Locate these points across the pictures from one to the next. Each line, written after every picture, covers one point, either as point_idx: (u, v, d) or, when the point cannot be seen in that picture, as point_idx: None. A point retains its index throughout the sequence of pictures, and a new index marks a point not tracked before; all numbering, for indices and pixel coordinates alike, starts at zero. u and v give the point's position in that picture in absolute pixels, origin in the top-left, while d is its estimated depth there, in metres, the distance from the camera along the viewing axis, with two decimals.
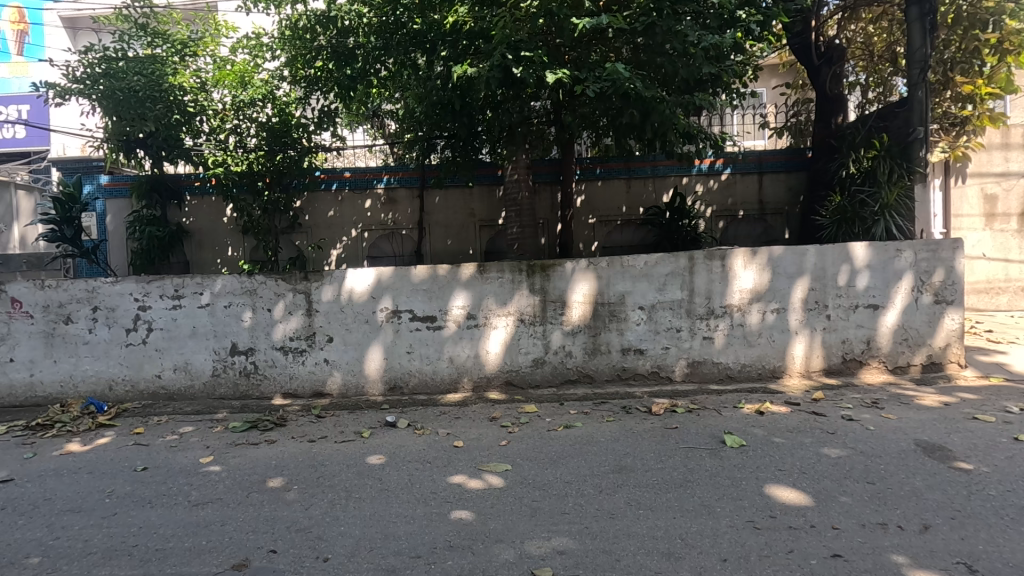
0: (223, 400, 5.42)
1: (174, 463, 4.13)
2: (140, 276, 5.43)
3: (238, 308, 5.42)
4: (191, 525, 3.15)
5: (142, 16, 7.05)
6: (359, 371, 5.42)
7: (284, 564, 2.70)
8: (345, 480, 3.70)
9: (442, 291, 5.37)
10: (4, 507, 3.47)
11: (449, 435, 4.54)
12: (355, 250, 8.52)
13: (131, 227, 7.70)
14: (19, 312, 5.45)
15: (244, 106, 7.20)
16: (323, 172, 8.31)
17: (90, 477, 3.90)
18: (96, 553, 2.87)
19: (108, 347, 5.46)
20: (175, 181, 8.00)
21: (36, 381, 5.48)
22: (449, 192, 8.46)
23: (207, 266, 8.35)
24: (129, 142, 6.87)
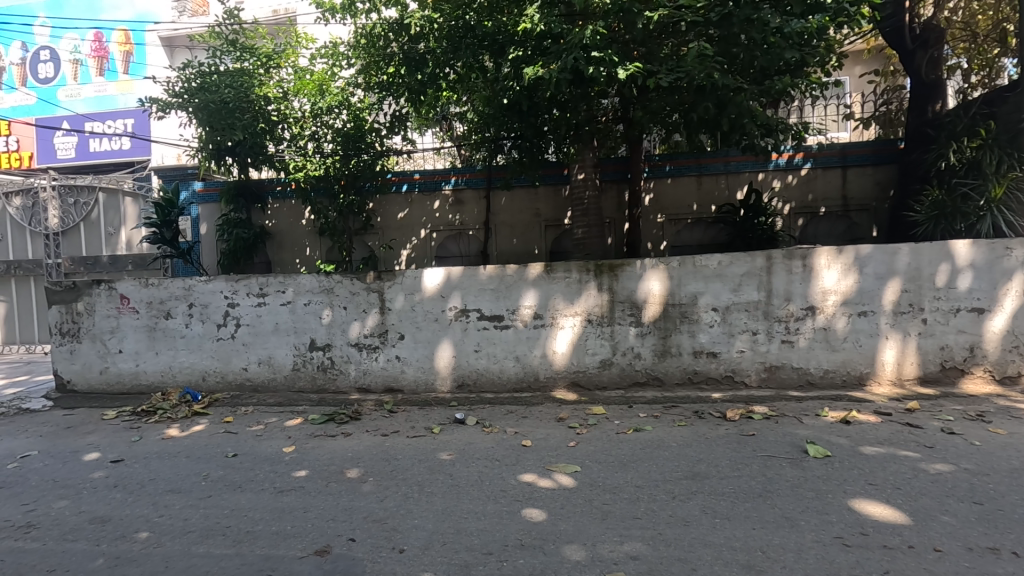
0: (303, 392, 5.72)
1: (260, 451, 4.40)
2: (230, 275, 5.82)
3: (316, 306, 5.69)
4: (276, 510, 3.33)
5: (232, 32, 7.53)
6: (429, 368, 5.56)
7: (362, 552, 2.81)
8: (417, 474, 3.80)
9: (510, 291, 5.40)
10: (116, 485, 3.82)
11: (517, 433, 4.56)
12: (424, 251, 8.74)
13: (220, 229, 8.27)
14: (127, 308, 5.98)
15: (322, 113, 7.58)
16: (394, 175, 8.55)
17: (188, 461, 4.22)
18: (194, 532, 3.10)
19: (201, 341, 5.89)
20: (259, 186, 8.51)
21: (140, 371, 5.99)
22: (514, 193, 8.52)
23: (287, 265, 8.83)
24: (219, 151, 7.35)
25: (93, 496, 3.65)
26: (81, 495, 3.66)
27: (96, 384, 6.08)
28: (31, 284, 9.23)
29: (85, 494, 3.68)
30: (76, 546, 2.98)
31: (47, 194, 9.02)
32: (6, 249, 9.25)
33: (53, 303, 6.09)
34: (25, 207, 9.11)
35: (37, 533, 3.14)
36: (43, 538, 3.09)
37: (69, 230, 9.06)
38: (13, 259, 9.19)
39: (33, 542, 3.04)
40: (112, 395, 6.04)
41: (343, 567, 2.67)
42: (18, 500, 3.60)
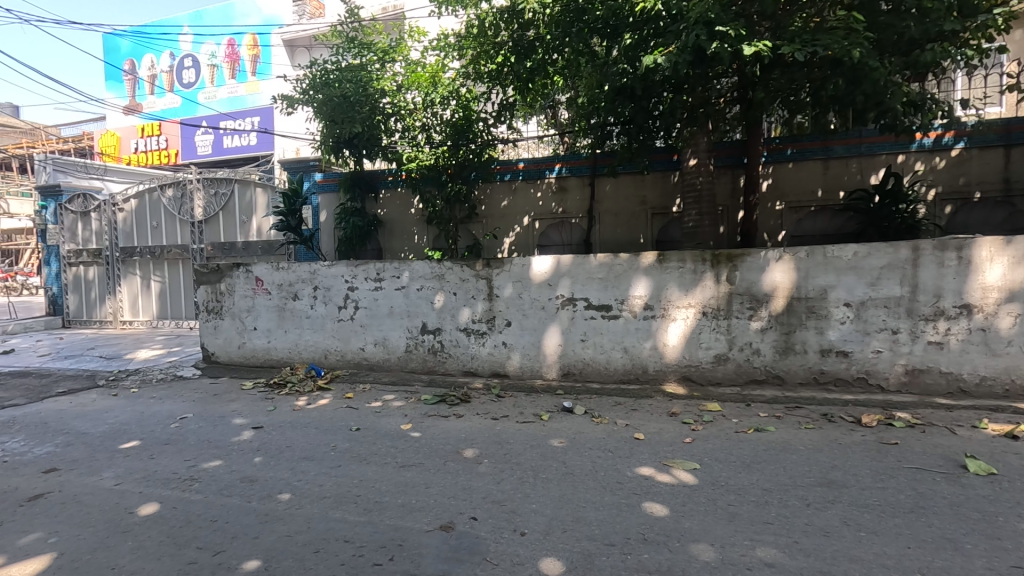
0: (415, 373, 5.98)
1: (381, 427, 4.65)
2: (350, 261, 6.19)
3: (428, 291, 5.91)
4: (400, 484, 3.50)
5: (352, 30, 7.94)
6: (536, 355, 5.58)
7: (485, 531, 2.88)
8: (530, 459, 3.84)
9: (619, 280, 5.30)
10: (258, 449, 4.20)
11: (627, 426, 4.47)
12: (526, 239, 8.78)
13: (338, 217, 8.83)
14: (261, 289, 6.56)
15: (433, 104, 7.85)
16: (499, 165, 8.64)
17: (318, 432, 4.56)
18: (329, 498, 3.33)
19: (324, 321, 6.33)
20: (373, 176, 8.99)
21: (272, 347, 6.56)
22: (620, 180, 8.33)
23: (396, 252, 9.25)
24: (339, 144, 7.80)
25: (241, 457, 4.05)
26: (231, 455, 4.07)
27: (235, 357, 6.74)
28: (179, 266, 10.38)
29: (234, 455, 4.09)
30: (232, 501, 3.32)
31: (193, 185, 10.08)
32: (160, 234, 10.47)
33: (201, 283, 6.80)
34: (175, 197, 10.25)
35: (198, 487, 3.54)
36: (204, 491, 3.47)
37: (210, 219, 10.07)
38: (165, 244, 10.39)
39: (196, 494, 3.42)
40: (248, 367, 6.67)
41: (468, 544, 2.75)
42: (182, 456, 4.07)
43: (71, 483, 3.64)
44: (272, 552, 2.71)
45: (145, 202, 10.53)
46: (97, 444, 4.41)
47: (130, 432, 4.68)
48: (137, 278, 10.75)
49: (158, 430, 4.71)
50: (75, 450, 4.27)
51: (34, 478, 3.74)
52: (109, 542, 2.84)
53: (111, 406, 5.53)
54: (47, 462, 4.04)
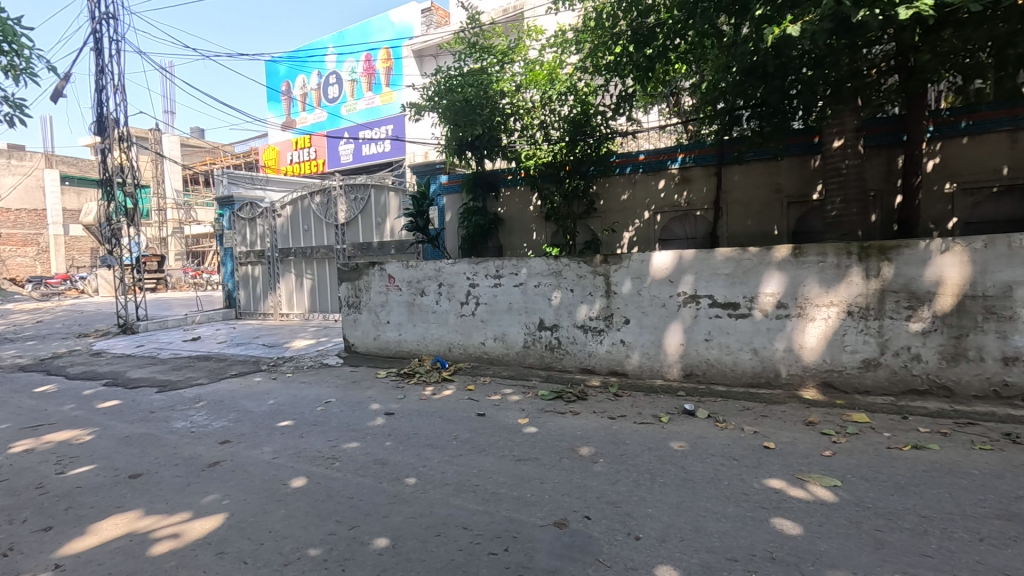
0: (532, 368, 6.08)
1: (500, 420, 4.80)
2: (472, 259, 6.45)
3: (545, 287, 5.97)
4: (517, 477, 3.59)
5: (473, 36, 8.24)
6: (656, 354, 5.40)
7: (599, 531, 2.85)
8: (648, 462, 3.72)
9: (748, 276, 4.93)
10: (390, 434, 4.56)
11: (756, 433, 4.16)
12: (647, 233, 8.50)
13: (462, 216, 9.24)
14: (393, 286, 7.08)
15: (552, 101, 7.96)
16: (617, 158, 8.44)
17: (443, 421, 4.82)
18: (450, 485, 3.51)
19: (448, 316, 6.67)
20: (493, 176, 9.27)
21: (402, 339, 7.05)
22: (750, 168, 7.78)
23: (516, 249, 9.45)
24: (462, 147, 8.13)
25: (374, 441, 4.41)
26: (367, 439, 4.46)
27: (371, 348, 7.34)
28: (326, 265, 11.54)
29: (369, 439, 4.47)
30: (366, 481, 3.63)
31: (337, 192, 11.12)
32: (310, 237, 11.73)
33: (343, 281, 7.50)
34: (322, 203, 11.39)
35: (338, 465, 3.92)
36: (343, 469, 3.85)
37: (351, 222, 11.06)
38: (315, 245, 11.61)
39: (337, 472, 3.80)
40: (382, 357, 7.24)
41: (581, 543, 2.74)
42: (326, 437, 4.54)
43: (239, 454, 4.23)
44: (399, 532, 2.92)
45: (298, 208, 11.84)
46: (260, 421, 5.08)
47: (286, 413, 5.32)
48: (292, 275, 12.13)
49: (308, 412, 5.30)
50: (244, 426, 4.96)
51: (213, 447, 4.40)
52: (267, 508, 3.26)
53: (271, 389, 6.33)
54: (222, 434, 4.74)
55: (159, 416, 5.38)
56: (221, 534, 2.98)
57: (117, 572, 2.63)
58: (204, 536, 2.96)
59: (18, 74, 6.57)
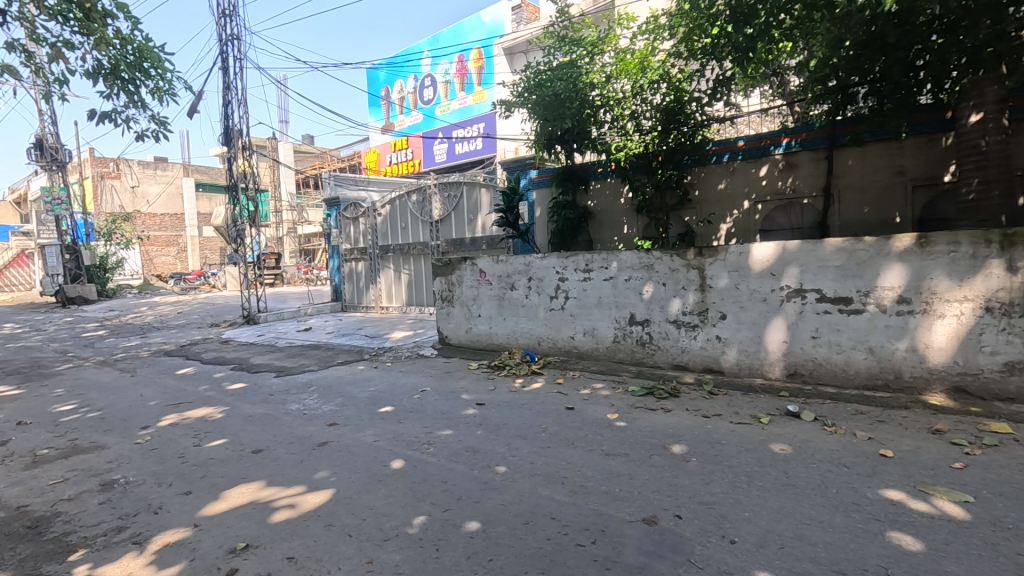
0: (623, 363, 5.98)
1: (589, 414, 4.78)
2: (561, 253, 6.47)
3: (636, 281, 5.85)
4: (606, 471, 3.56)
5: (563, 29, 8.18)
6: (756, 352, 5.11)
7: (691, 531, 2.77)
8: (745, 464, 3.54)
9: (862, 269, 4.52)
10: (481, 423, 4.70)
11: (871, 439, 3.81)
12: (747, 224, 8.04)
13: (551, 211, 9.27)
14: (484, 280, 7.26)
15: (643, 89, 7.78)
16: (714, 145, 8.03)
17: (532, 413, 4.90)
18: (539, 475, 3.56)
19: (538, 310, 6.74)
20: (583, 169, 9.19)
21: (493, 332, 7.22)
22: (867, 150, 7.11)
23: (606, 243, 9.32)
24: (551, 141, 8.16)
25: (467, 429, 4.57)
26: (459, 427, 4.63)
27: (464, 340, 7.58)
28: (422, 260, 12.07)
29: (462, 427, 4.63)
30: (459, 467, 3.78)
31: (431, 190, 11.55)
32: (407, 234, 12.32)
33: (437, 275, 7.79)
34: (418, 201, 11.90)
35: (433, 451, 4.12)
36: (437, 455, 4.03)
37: (444, 219, 11.47)
38: (412, 242, 12.18)
39: (432, 457, 3.99)
40: (473, 350, 7.46)
41: (671, 542, 2.68)
42: (422, 424, 4.77)
43: (344, 436, 4.57)
44: (489, 517, 3.02)
45: (396, 207, 12.47)
46: (362, 406, 5.44)
47: (386, 399, 5.66)
48: (391, 271, 12.82)
49: (406, 400, 5.60)
50: (349, 410, 5.34)
51: (322, 429, 4.79)
52: (369, 487, 3.50)
53: (372, 377, 6.75)
54: (330, 417, 5.13)
55: (277, 399, 5.93)
56: (330, 507, 3.24)
57: (243, 535, 2.96)
58: (314, 508, 3.24)
59: (162, 95, 7.46)
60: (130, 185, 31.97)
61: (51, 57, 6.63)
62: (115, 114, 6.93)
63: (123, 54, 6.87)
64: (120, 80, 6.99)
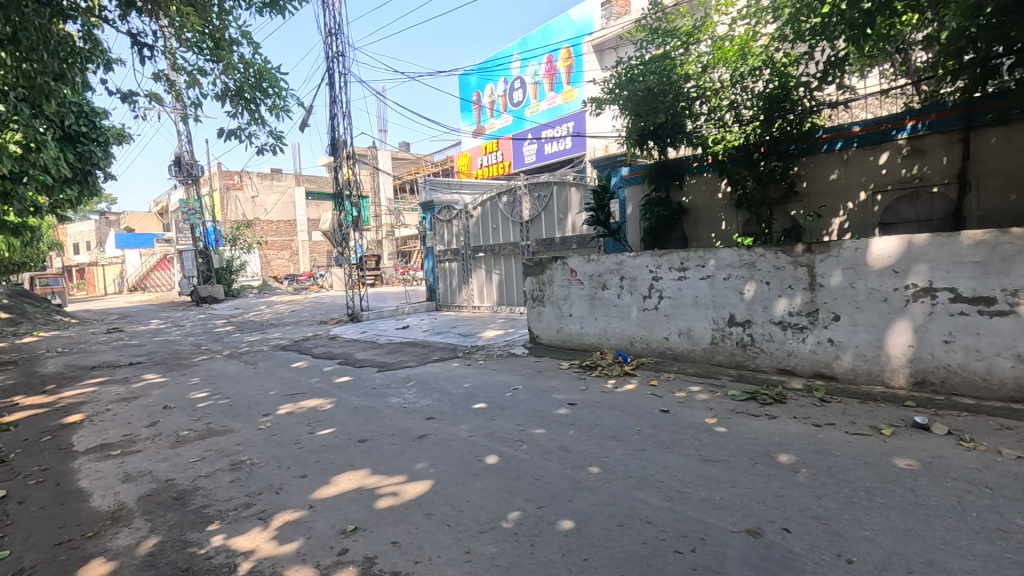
0: (721, 366, 5.71)
1: (686, 417, 4.61)
2: (655, 251, 6.30)
3: (736, 280, 5.56)
4: (704, 478, 3.42)
5: (656, 21, 8.00)
6: (876, 357, 4.66)
7: (801, 547, 2.59)
8: (864, 478, 3.24)
9: (1009, 265, 3.98)
10: (573, 423, 4.69)
11: (1020, 459, 3.35)
12: (863, 217, 7.37)
13: (643, 208, 9.05)
14: (575, 280, 7.24)
15: (743, 78, 7.36)
16: (824, 132, 7.43)
17: (625, 415, 4.80)
18: (633, 478, 3.49)
19: (631, 310, 6.60)
20: (677, 164, 8.87)
21: (584, 332, 7.17)
22: (1013, 130, 6.28)
23: (703, 240, 8.94)
24: (643, 137, 8.07)
25: (559, 428, 4.59)
26: (551, 426, 4.65)
27: (554, 340, 7.59)
28: (513, 260, 12.25)
29: (554, 426, 4.65)
30: (551, 465, 3.80)
31: (522, 191, 11.68)
32: (498, 234, 12.55)
33: (528, 275, 7.86)
34: (509, 202, 12.09)
35: (526, 448, 4.17)
36: (530, 452, 4.08)
37: (534, 219, 11.56)
38: (503, 242, 12.39)
39: (525, 454, 4.05)
40: (564, 349, 7.44)
41: (779, 556, 2.52)
42: (515, 421, 4.84)
43: (441, 430, 4.75)
44: (583, 517, 3.01)
45: (488, 208, 12.75)
46: (457, 402, 5.63)
47: (479, 396, 5.81)
48: (483, 271, 13.13)
49: (499, 397, 5.72)
50: (445, 406, 5.54)
51: (421, 422, 5.01)
52: (466, 480, 3.61)
53: (467, 374, 6.97)
54: (428, 412, 5.36)
55: (380, 392, 6.29)
56: (429, 497, 3.39)
57: (352, 518, 3.17)
58: (416, 497, 3.40)
59: (278, 112, 8.17)
60: (251, 196, 35.36)
61: (189, 84, 7.50)
62: (240, 131, 7.69)
63: (246, 76, 7.62)
64: (244, 100, 7.74)
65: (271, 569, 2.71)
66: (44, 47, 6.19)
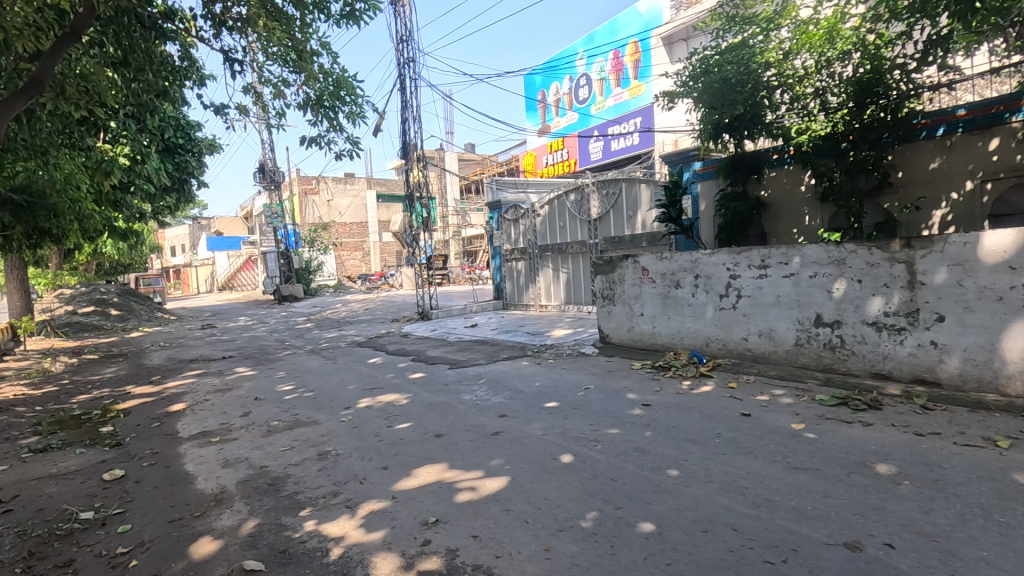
0: (807, 369, 5.41)
1: (770, 422, 4.40)
2: (732, 248, 6.06)
3: (823, 278, 5.26)
4: (794, 486, 3.25)
5: (733, 8, 7.70)
6: (987, 362, 4.26)
7: (907, 565, 2.41)
8: (977, 494, 2.97)
9: None
10: (649, 424, 4.59)
11: None
12: (969, 209, 6.77)
13: (718, 204, 8.72)
14: (647, 278, 7.09)
15: (830, 63, 6.97)
16: (923, 118, 6.87)
17: (703, 418, 4.65)
18: (715, 483, 3.37)
19: (706, 309, 6.39)
20: (755, 157, 8.47)
21: (657, 331, 7.01)
22: None
23: (784, 236, 8.50)
24: (719, 130, 7.79)
25: (634, 429, 4.51)
26: (626, 427, 4.58)
27: (625, 339, 7.46)
28: (581, 259, 12.17)
29: (629, 427, 4.58)
30: (628, 467, 3.74)
31: (590, 189, 11.57)
32: (566, 233, 12.50)
33: (598, 273, 7.76)
34: (576, 200, 12.01)
35: (601, 448, 4.13)
36: (605, 452, 4.04)
37: (603, 216, 11.42)
38: (570, 241, 12.33)
39: (600, 454, 4.01)
40: (636, 349, 7.30)
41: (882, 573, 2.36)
42: (588, 421, 4.80)
43: (514, 427, 4.80)
44: (665, 520, 2.94)
45: (555, 207, 12.72)
46: (529, 400, 5.66)
47: (551, 395, 5.81)
48: (550, 270, 13.12)
49: (570, 396, 5.70)
50: (517, 403, 5.58)
51: (494, 420, 5.08)
52: (542, 478, 3.63)
53: (537, 372, 6.99)
54: (501, 409, 5.42)
55: (453, 389, 6.42)
56: (506, 494, 3.43)
57: (433, 511, 3.26)
58: (493, 493, 3.45)
59: (355, 118, 8.53)
60: (327, 199, 37.14)
61: (274, 95, 7.98)
62: (320, 138, 8.10)
63: (326, 85, 7.99)
64: (324, 108, 8.14)
65: (359, 556, 2.84)
66: (149, 67, 6.83)
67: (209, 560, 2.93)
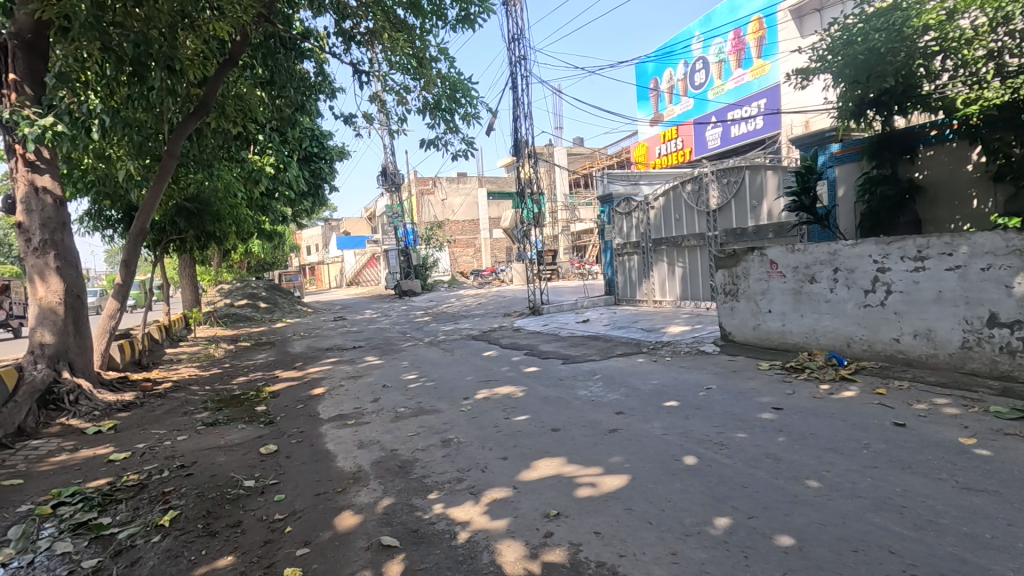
0: (977, 376, 4.72)
1: (930, 434, 3.88)
2: (880, 238, 5.43)
3: (999, 271, 4.53)
4: (965, 509, 2.83)
5: None
6: None
7: None
8: None
9: None
10: (781, 430, 4.26)
11: None
12: None
13: (860, 189, 7.86)
14: (775, 272, 6.59)
15: (1009, 19, 6.03)
16: None
17: (845, 425, 4.22)
18: (865, 498, 3.04)
19: (847, 306, 5.80)
20: (908, 134, 7.51)
21: (787, 330, 6.49)
22: None
23: (943, 224, 7.47)
24: (863, 105, 7.08)
25: (764, 434, 4.21)
26: (755, 431, 4.28)
27: (750, 338, 6.98)
28: (698, 252, 11.62)
29: (758, 431, 4.28)
30: (761, 473, 3.49)
31: (708, 178, 10.98)
32: (681, 225, 11.98)
33: (719, 268, 7.34)
34: (693, 191, 11.44)
35: (728, 452, 3.90)
36: (733, 457, 3.82)
37: (723, 207, 10.78)
38: (687, 234, 11.80)
39: (727, 458, 3.79)
40: (762, 348, 6.81)
41: None
42: (712, 423, 4.56)
43: (632, 425, 4.68)
44: (806, 535, 2.71)
45: (669, 199, 12.22)
46: (646, 399, 5.50)
47: (670, 394, 5.60)
48: (664, 264, 12.65)
49: (690, 396, 5.45)
50: (633, 402, 5.45)
51: (611, 417, 5.00)
52: (665, 479, 3.50)
53: (653, 370, 6.77)
54: (617, 406, 5.32)
55: (567, 384, 6.43)
56: (628, 492, 3.36)
57: (553, 504, 3.29)
58: (614, 491, 3.40)
59: (470, 118, 8.83)
60: (441, 199, 38.86)
61: (397, 102, 8.49)
62: (438, 140, 8.51)
63: (443, 89, 8.33)
64: (441, 111, 8.51)
65: (485, 542, 2.93)
66: (290, 84, 7.63)
67: (351, 533, 3.20)
